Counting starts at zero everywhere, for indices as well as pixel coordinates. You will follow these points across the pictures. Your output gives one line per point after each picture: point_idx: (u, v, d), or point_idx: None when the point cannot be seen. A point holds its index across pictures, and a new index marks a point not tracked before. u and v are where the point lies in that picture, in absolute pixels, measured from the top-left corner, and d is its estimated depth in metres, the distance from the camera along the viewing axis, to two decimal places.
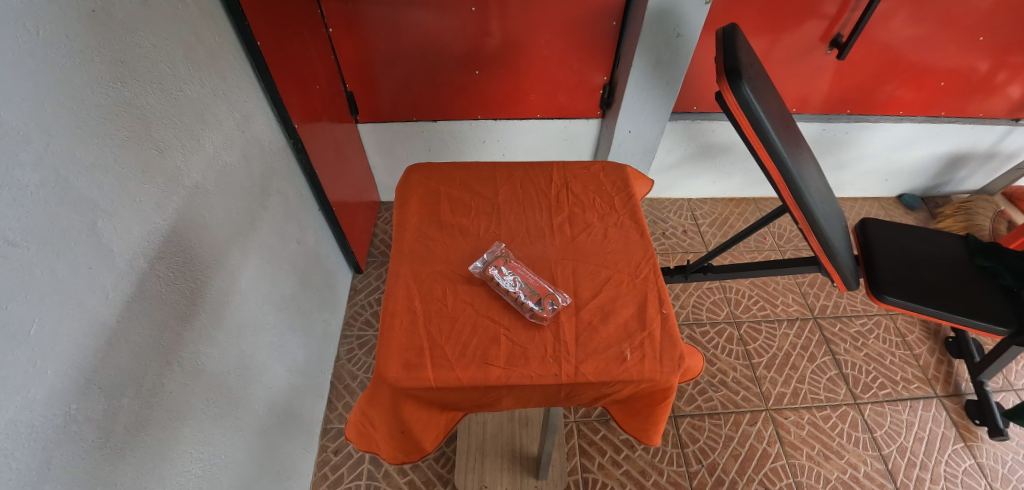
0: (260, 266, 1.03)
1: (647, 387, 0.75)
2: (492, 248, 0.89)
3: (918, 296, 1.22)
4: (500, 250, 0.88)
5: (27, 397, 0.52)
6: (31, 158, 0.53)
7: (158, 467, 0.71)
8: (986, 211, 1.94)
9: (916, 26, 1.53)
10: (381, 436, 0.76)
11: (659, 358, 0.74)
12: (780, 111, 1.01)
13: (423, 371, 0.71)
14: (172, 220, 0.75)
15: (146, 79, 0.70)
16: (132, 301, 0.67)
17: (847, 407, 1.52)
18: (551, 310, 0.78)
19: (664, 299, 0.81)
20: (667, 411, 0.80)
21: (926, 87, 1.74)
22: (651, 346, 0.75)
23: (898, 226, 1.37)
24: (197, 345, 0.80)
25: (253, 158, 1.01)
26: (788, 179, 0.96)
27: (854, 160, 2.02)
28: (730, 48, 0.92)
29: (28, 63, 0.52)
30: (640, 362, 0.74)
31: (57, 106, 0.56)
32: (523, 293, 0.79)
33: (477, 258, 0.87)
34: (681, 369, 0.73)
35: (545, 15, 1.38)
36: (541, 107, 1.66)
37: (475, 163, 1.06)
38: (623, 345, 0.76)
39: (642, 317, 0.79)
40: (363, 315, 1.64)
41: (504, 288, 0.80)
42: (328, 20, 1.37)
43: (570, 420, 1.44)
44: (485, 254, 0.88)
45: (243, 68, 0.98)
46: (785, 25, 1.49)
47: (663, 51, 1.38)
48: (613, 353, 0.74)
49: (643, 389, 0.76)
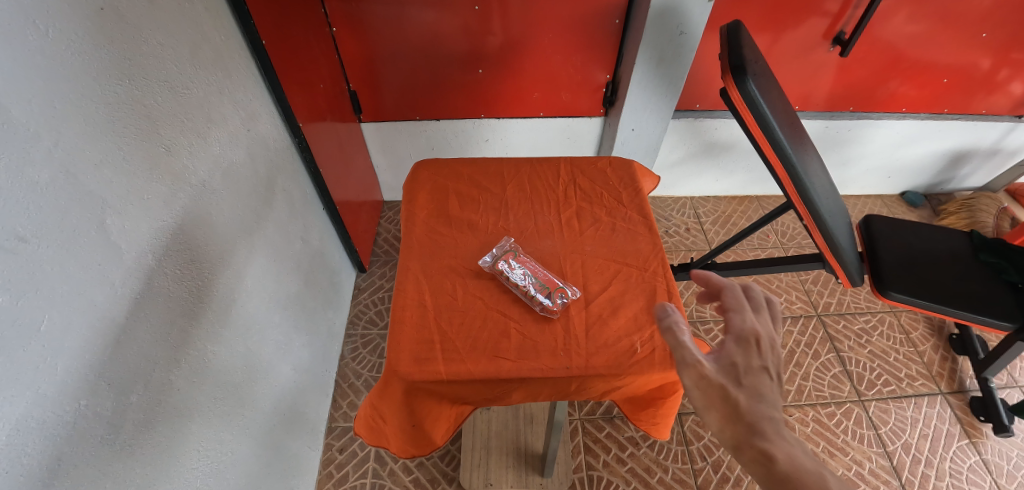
0: (265, 263, 1.03)
1: (658, 379, 0.75)
2: (501, 242, 0.89)
3: (923, 293, 1.21)
4: (509, 244, 0.88)
5: (38, 393, 0.52)
6: (42, 155, 0.53)
7: (166, 465, 0.71)
8: (989, 208, 1.94)
9: (919, 23, 1.53)
10: (392, 431, 0.76)
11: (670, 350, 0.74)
12: (785, 107, 1.00)
13: (435, 364, 0.71)
14: (179, 217, 0.75)
15: (153, 77, 0.71)
16: (140, 298, 0.67)
17: (852, 404, 1.52)
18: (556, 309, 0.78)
19: (673, 293, 0.81)
20: (676, 404, 0.80)
21: (929, 84, 1.74)
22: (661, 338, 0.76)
23: (902, 223, 1.37)
24: (205, 343, 0.81)
25: (259, 157, 1.02)
26: (793, 175, 0.96)
27: (858, 156, 2.02)
28: (733, 44, 0.92)
29: (36, 61, 0.53)
30: (651, 354, 0.74)
31: (67, 105, 0.56)
32: (533, 286, 0.79)
33: (487, 253, 0.87)
34: None
35: (547, 13, 1.38)
36: (543, 105, 1.66)
37: (483, 159, 1.06)
38: (633, 337, 0.76)
39: (651, 310, 0.79)
40: (368, 314, 1.64)
41: (514, 281, 0.80)
42: (332, 19, 1.37)
43: (575, 418, 1.44)
44: (494, 248, 0.87)
45: (248, 67, 0.98)
46: (787, 23, 1.50)
47: (665, 49, 1.38)
48: (624, 345, 0.75)
49: (654, 382, 0.76)
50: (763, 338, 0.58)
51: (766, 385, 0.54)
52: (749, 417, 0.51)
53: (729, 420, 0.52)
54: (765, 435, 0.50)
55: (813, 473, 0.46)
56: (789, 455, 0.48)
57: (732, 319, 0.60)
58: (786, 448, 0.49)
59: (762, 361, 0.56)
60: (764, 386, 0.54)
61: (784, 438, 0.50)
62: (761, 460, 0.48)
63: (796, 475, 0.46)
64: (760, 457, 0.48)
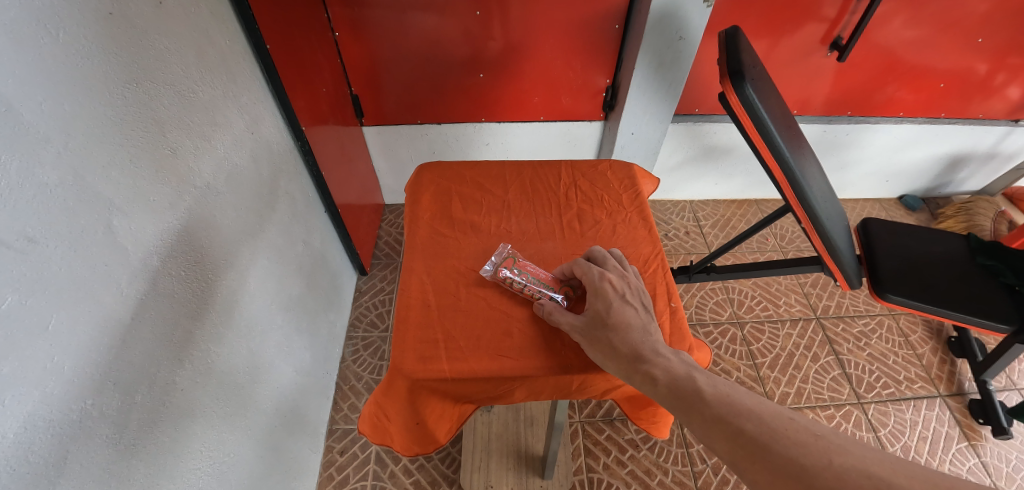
0: (268, 265, 1.04)
1: None
2: (498, 249, 0.89)
3: (921, 295, 1.22)
4: (506, 250, 0.88)
5: (46, 392, 0.53)
6: (51, 157, 0.54)
7: (170, 465, 0.71)
8: (987, 211, 1.95)
9: (916, 28, 1.54)
10: (396, 428, 0.77)
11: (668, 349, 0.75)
12: (782, 110, 1.02)
13: (438, 362, 0.72)
14: (183, 219, 0.75)
15: (160, 80, 0.72)
16: (145, 298, 0.67)
17: (851, 406, 1.53)
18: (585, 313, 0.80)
19: (673, 293, 0.82)
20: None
21: (925, 88, 1.75)
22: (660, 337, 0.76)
23: (899, 227, 1.38)
24: (208, 343, 0.81)
25: (262, 160, 1.03)
26: (791, 179, 0.97)
27: (857, 160, 2.03)
28: (732, 50, 0.93)
29: (47, 65, 0.54)
30: None
31: (76, 108, 0.57)
32: (541, 287, 0.80)
33: (485, 262, 0.86)
34: None
35: (547, 18, 1.40)
36: (544, 110, 1.68)
37: (485, 161, 1.07)
38: None
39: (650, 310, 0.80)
40: (369, 316, 1.65)
41: (519, 288, 0.80)
42: (334, 24, 1.39)
43: (575, 420, 1.45)
44: (492, 257, 0.87)
45: (252, 71, 0.99)
46: (784, 29, 1.51)
47: (664, 54, 1.39)
48: None
49: None
50: (615, 279, 0.74)
51: (631, 317, 0.69)
52: (630, 350, 0.65)
53: (617, 358, 0.66)
54: (646, 359, 0.64)
55: (684, 374, 0.62)
56: (665, 369, 0.62)
57: (586, 275, 0.75)
58: (662, 363, 0.63)
59: (621, 297, 0.71)
60: (630, 319, 0.68)
61: (659, 355, 0.64)
62: (647, 380, 0.62)
63: (674, 381, 0.61)
64: (647, 379, 0.62)
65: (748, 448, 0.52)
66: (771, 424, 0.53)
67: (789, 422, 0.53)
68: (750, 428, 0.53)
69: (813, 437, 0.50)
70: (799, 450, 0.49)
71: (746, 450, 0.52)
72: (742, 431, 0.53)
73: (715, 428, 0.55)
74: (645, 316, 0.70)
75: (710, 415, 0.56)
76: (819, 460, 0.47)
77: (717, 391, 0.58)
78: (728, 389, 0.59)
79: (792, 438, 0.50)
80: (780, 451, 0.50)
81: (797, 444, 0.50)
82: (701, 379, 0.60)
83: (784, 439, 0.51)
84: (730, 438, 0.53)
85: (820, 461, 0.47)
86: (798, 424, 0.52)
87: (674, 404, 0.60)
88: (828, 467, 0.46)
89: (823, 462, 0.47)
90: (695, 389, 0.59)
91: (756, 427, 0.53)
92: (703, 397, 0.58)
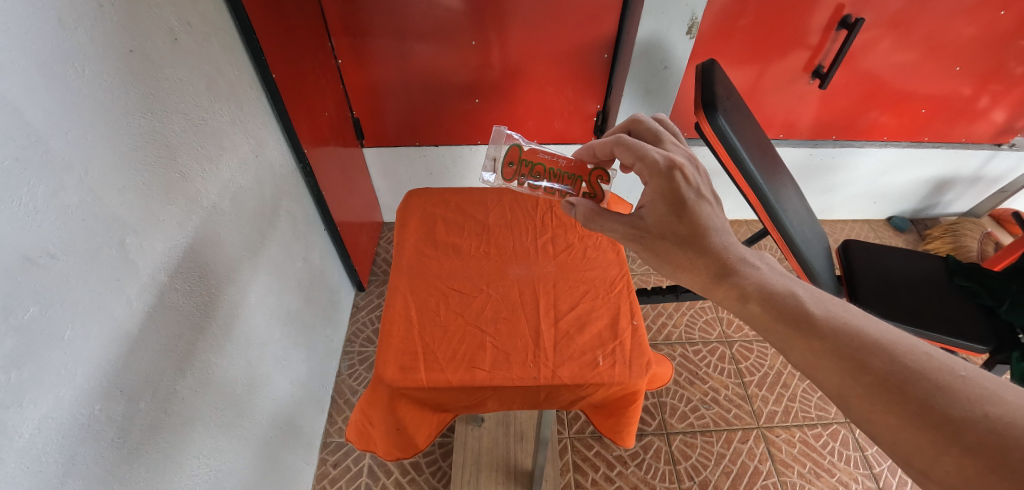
0: (269, 280, 1.09)
1: (618, 390, 0.80)
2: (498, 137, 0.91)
3: (899, 316, 1.26)
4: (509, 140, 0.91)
5: (58, 397, 0.58)
6: (74, 182, 0.60)
7: (168, 471, 0.75)
8: (974, 233, 1.99)
9: (896, 57, 1.61)
10: (379, 435, 0.80)
11: (629, 364, 0.79)
12: (757, 140, 1.07)
13: (417, 373, 0.77)
14: (191, 237, 0.81)
15: (173, 109, 0.78)
16: (153, 311, 0.72)
17: (838, 425, 1.55)
18: (602, 189, 0.94)
19: (635, 312, 0.87)
20: (638, 413, 0.85)
21: (908, 113, 1.82)
22: (621, 352, 0.80)
23: (879, 249, 1.43)
24: (209, 354, 0.85)
25: (266, 181, 1.09)
26: (765, 203, 1.01)
27: (843, 183, 2.09)
28: (706, 82, 0.99)
29: (73, 99, 0.60)
30: (611, 366, 0.78)
31: (97, 137, 0.63)
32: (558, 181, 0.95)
33: (497, 164, 0.92)
34: (648, 374, 0.78)
35: (541, 46, 1.47)
36: (538, 133, 1.74)
37: (469, 187, 1.13)
38: (596, 351, 0.81)
39: (615, 327, 0.84)
40: (365, 332, 1.69)
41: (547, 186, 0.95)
42: (338, 53, 1.46)
43: (564, 436, 1.47)
44: (501, 154, 0.92)
45: (258, 97, 1.06)
46: (767, 57, 1.58)
47: (652, 81, 1.46)
48: (587, 358, 0.80)
49: (615, 393, 0.80)
50: (686, 171, 0.74)
51: (707, 219, 0.72)
52: (717, 266, 0.70)
53: (697, 272, 0.71)
54: (733, 273, 0.68)
55: (781, 290, 0.64)
56: (757, 285, 0.66)
57: (650, 169, 0.75)
58: (752, 277, 0.67)
59: (696, 196, 0.73)
60: (705, 225, 0.72)
61: (748, 267, 0.68)
62: (730, 295, 0.68)
63: (767, 297, 0.64)
64: (735, 294, 0.67)
65: (876, 386, 0.51)
66: (903, 361, 0.52)
67: (926, 359, 0.52)
68: (879, 366, 0.53)
69: (960, 379, 0.49)
70: (944, 396, 0.48)
71: (869, 388, 0.52)
72: (869, 368, 0.53)
73: (828, 359, 0.55)
74: (717, 217, 0.74)
75: (827, 347, 0.56)
76: (971, 412, 0.47)
77: (825, 311, 0.60)
78: (844, 317, 0.59)
79: (935, 382, 0.50)
80: (920, 394, 0.49)
81: (940, 389, 0.49)
82: (806, 299, 0.62)
83: (924, 382, 0.50)
84: (848, 372, 0.54)
85: (973, 413, 0.46)
86: (938, 362, 0.51)
87: (763, 323, 0.63)
88: (983, 420, 0.46)
89: (977, 414, 0.46)
90: (804, 311, 0.60)
91: (885, 364, 0.53)
92: (814, 321, 0.59)
